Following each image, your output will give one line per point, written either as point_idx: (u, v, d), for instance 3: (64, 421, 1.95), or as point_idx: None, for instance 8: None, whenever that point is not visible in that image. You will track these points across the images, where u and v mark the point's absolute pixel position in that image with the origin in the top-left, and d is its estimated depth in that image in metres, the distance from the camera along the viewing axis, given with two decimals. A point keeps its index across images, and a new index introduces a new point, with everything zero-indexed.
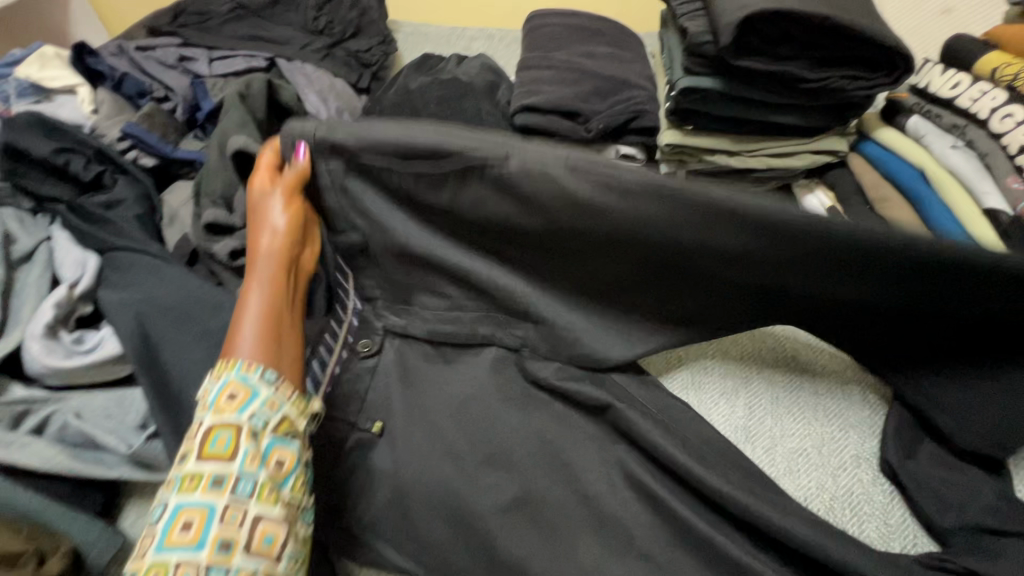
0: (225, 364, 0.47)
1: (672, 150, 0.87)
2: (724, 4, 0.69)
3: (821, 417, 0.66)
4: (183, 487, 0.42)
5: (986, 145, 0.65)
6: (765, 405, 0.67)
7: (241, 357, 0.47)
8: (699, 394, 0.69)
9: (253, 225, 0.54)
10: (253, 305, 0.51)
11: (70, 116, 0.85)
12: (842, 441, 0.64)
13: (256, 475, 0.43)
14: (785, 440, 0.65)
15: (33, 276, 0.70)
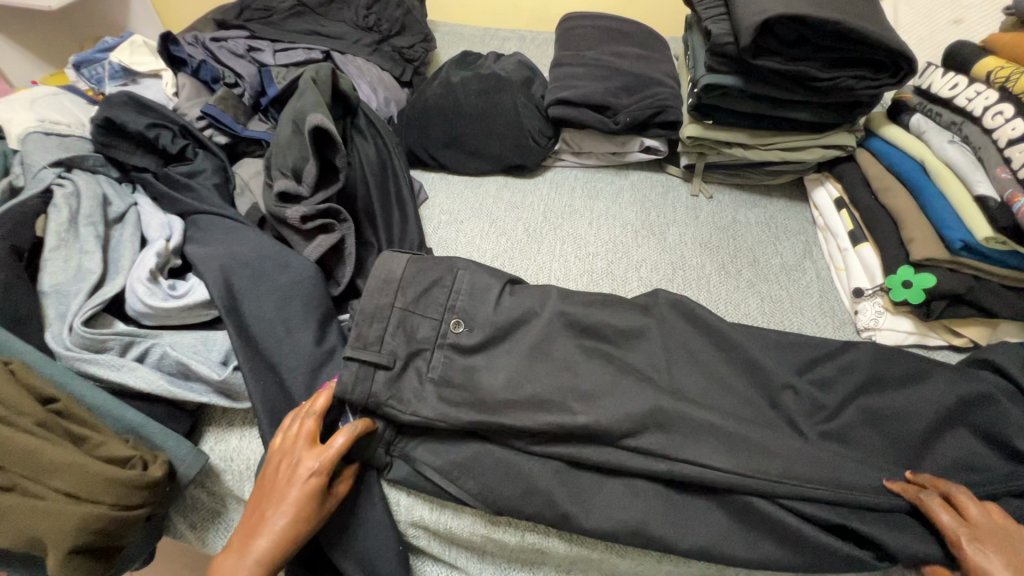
0: None
1: (693, 143, 0.95)
2: (745, 9, 0.76)
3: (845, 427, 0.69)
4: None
5: (979, 140, 0.72)
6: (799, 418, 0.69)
7: None
8: None
9: (274, 491, 0.58)
10: None
11: (155, 97, 0.95)
12: None
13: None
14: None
15: (126, 234, 0.79)
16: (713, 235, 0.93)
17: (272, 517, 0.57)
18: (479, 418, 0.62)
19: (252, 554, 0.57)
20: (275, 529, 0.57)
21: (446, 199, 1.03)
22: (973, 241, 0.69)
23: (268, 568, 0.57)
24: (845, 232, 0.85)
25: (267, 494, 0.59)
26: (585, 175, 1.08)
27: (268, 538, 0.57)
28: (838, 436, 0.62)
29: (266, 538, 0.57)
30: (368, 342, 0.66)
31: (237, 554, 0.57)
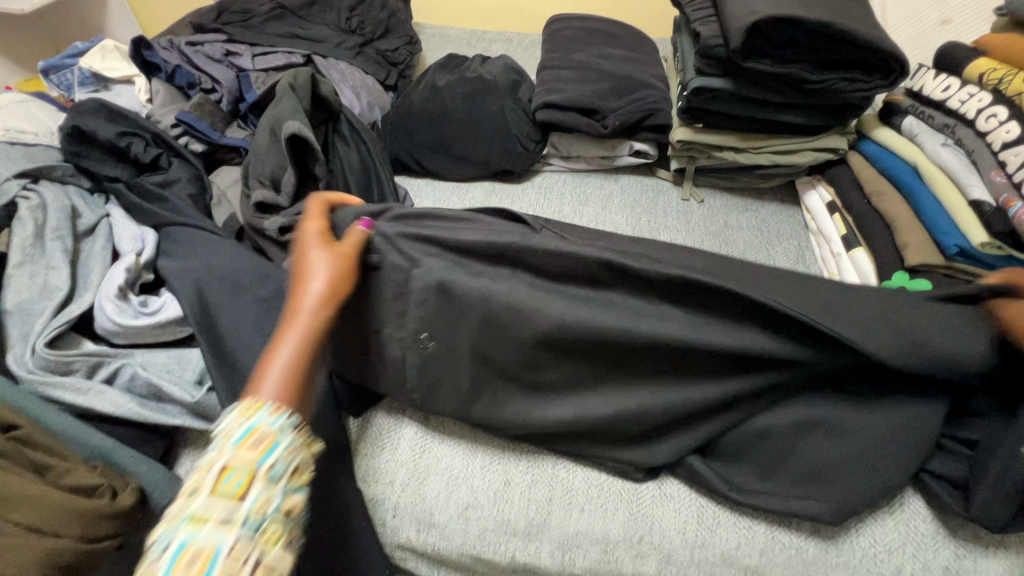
0: (253, 405, 0.46)
1: (683, 146, 0.93)
2: (733, 10, 0.75)
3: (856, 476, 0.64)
4: (248, 409, 0.46)
5: (973, 143, 0.70)
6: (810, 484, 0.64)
7: (267, 400, 0.47)
8: None
9: (298, 280, 0.55)
10: (283, 353, 0.50)
11: (127, 104, 0.92)
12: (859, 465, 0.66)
13: (283, 420, 0.46)
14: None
15: (97, 247, 0.76)
16: (704, 240, 0.92)
17: (301, 284, 0.54)
18: None
19: (298, 311, 0.52)
20: (309, 301, 0.53)
21: (432, 206, 1.00)
22: (969, 246, 0.68)
23: (321, 324, 0.53)
24: (838, 237, 0.83)
25: (291, 282, 0.54)
26: (574, 179, 1.05)
27: (307, 299, 0.53)
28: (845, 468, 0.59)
29: (309, 296, 0.53)
30: None
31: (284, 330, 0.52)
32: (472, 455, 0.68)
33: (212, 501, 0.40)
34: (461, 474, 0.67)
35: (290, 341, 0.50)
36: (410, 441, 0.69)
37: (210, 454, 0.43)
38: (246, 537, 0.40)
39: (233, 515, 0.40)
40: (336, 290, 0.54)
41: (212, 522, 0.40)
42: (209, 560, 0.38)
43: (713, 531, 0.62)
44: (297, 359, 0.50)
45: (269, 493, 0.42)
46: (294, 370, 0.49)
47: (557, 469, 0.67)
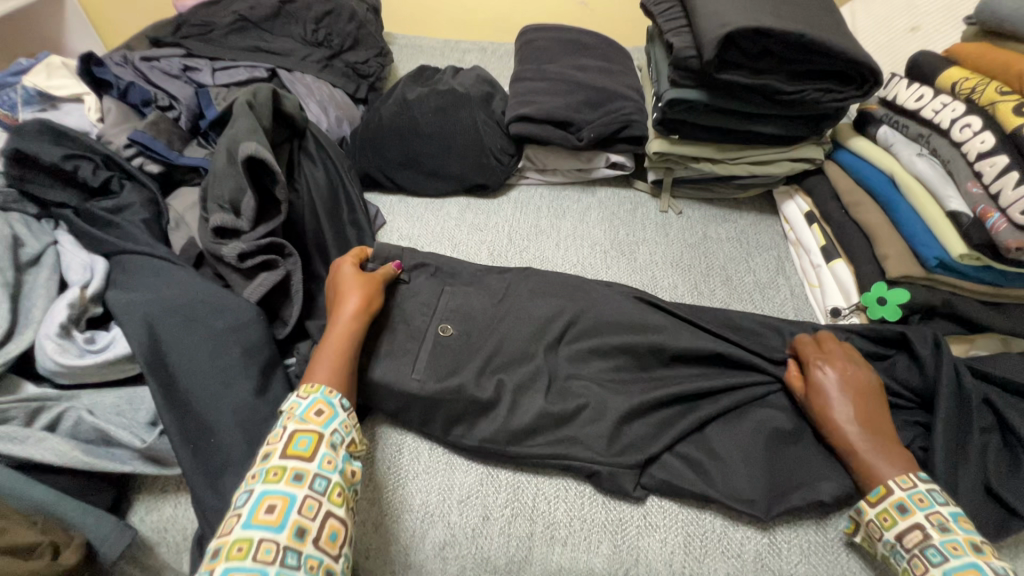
0: (310, 388, 0.58)
1: (659, 158, 0.91)
2: (705, 21, 0.73)
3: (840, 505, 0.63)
4: (308, 390, 0.57)
5: (947, 152, 0.70)
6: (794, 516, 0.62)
7: (322, 384, 0.58)
8: (706, 445, 0.65)
9: (338, 296, 0.67)
10: (330, 350, 0.62)
11: (76, 124, 0.87)
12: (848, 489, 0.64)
13: (337, 400, 0.57)
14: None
15: (42, 277, 0.71)
16: (684, 252, 0.90)
17: (342, 300, 0.66)
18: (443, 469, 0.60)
19: (339, 318, 0.65)
20: (352, 305, 0.66)
21: (405, 223, 0.97)
22: (948, 258, 0.67)
23: (357, 328, 0.65)
24: (818, 247, 0.82)
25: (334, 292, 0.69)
26: (551, 193, 1.03)
27: (346, 309, 0.65)
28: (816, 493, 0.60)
29: (346, 312, 0.65)
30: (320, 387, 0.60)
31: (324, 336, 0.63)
32: (448, 490, 0.65)
33: (290, 459, 0.51)
34: (437, 510, 0.63)
35: (335, 339, 0.63)
36: (381, 477, 0.66)
37: (281, 425, 0.54)
38: (314, 490, 0.50)
39: (302, 474, 0.50)
40: (374, 299, 0.68)
41: (287, 478, 0.50)
42: (293, 499, 0.49)
43: (701, 561, 0.60)
44: (340, 357, 0.61)
45: (327, 458, 0.52)
46: (340, 364, 0.61)
47: (538, 501, 0.64)
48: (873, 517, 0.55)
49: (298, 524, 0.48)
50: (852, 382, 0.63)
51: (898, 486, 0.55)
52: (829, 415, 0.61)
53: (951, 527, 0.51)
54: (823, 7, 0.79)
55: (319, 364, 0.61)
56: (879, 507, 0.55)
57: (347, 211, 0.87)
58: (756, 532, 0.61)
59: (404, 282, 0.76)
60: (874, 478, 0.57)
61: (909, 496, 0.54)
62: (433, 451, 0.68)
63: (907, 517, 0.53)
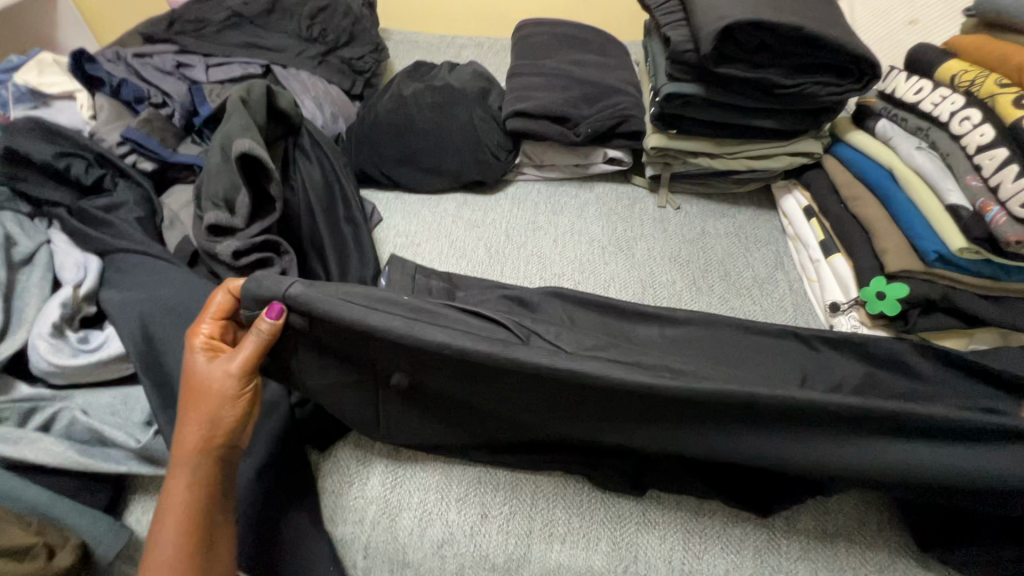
0: None
1: (657, 153, 0.91)
2: (703, 15, 0.73)
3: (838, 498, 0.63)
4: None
5: (947, 146, 0.69)
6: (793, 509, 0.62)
7: None
8: None
9: (189, 402, 0.55)
10: (176, 499, 0.54)
11: (69, 122, 0.86)
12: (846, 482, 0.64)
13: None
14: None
15: (35, 277, 0.70)
16: (682, 248, 0.90)
17: (177, 421, 0.55)
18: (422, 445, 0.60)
19: (181, 442, 0.55)
20: (197, 429, 0.55)
21: (401, 219, 0.96)
22: (948, 252, 0.66)
23: (196, 456, 0.55)
24: (816, 242, 0.82)
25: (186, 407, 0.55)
26: (548, 189, 1.02)
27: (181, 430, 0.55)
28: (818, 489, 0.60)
29: (221, 377, 0.55)
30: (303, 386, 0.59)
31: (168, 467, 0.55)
32: (446, 488, 0.64)
33: None
34: (435, 507, 0.63)
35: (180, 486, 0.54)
36: (379, 474, 0.65)
37: None
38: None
39: None
40: (188, 425, 0.54)
41: None
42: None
43: (700, 557, 0.60)
44: (186, 505, 0.54)
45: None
46: (180, 517, 0.53)
47: (536, 498, 0.64)
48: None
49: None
50: None
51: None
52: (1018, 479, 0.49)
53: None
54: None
55: (156, 542, 0.53)
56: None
57: (343, 207, 0.86)
58: (754, 528, 0.61)
59: None
60: None
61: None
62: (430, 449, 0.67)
63: None
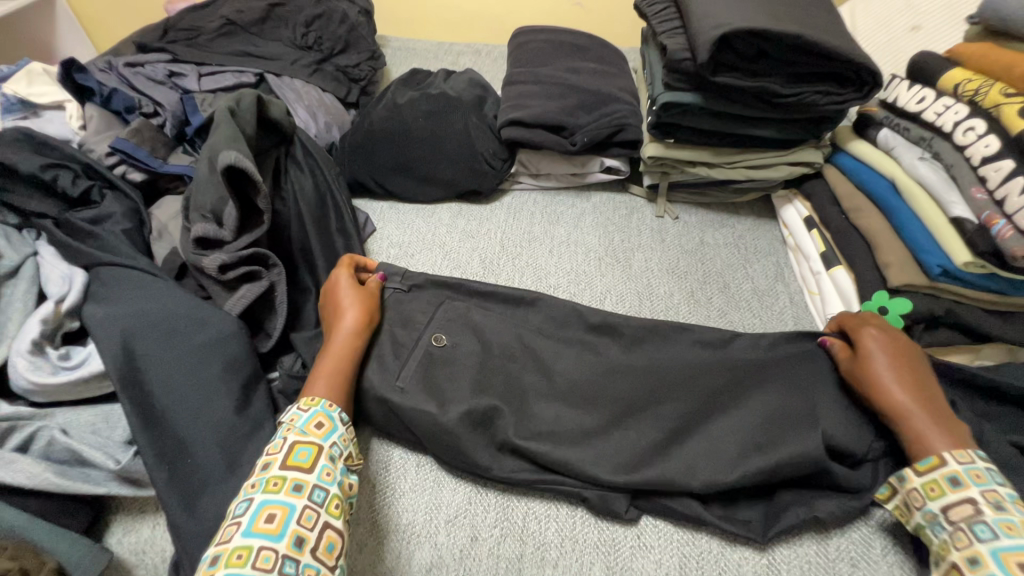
0: (292, 425, 0.55)
1: (655, 162, 0.89)
2: (699, 23, 0.71)
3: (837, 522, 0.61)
4: (308, 404, 0.57)
5: (951, 157, 0.67)
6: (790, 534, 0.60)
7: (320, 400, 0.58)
8: None
9: (337, 306, 0.68)
10: (324, 372, 0.61)
11: (58, 131, 0.85)
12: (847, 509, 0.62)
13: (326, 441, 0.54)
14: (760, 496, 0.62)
15: (19, 291, 0.69)
16: (680, 259, 0.88)
17: (342, 313, 0.66)
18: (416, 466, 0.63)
19: (338, 333, 0.65)
20: (346, 334, 0.65)
21: (395, 230, 0.95)
22: (952, 266, 0.64)
23: (355, 346, 0.65)
24: (818, 254, 0.80)
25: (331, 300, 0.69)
26: (545, 198, 1.01)
27: (346, 324, 0.65)
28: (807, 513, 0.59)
29: (345, 329, 0.65)
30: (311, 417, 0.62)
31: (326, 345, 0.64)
32: (436, 509, 0.63)
33: (290, 469, 0.50)
34: (424, 530, 0.61)
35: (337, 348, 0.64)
36: (367, 495, 0.63)
37: (280, 436, 0.53)
38: (312, 501, 0.49)
39: (301, 486, 0.50)
40: (352, 317, 0.66)
41: (287, 489, 0.49)
42: (292, 509, 0.48)
43: None
44: (335, 379, 0.61)
45: (326, 467, 0.52)
46: (334, 386, 0.60)
47: (528, 521, 0.62)
48: (917, 484, 0.54)
49: (296, 533, 0.47)
50: (905, 353, 0.61)
51: (953, 458, 0.53)
52: (876, 386, 0.59)
53: (1009, 506, 0.49)
54: (821, 7, 0.77)
55: (311, 386, 0.60)
56: (927, 478, 0.53)
57: (336, 219, 0.85)
58: (753, 553, 0.59)
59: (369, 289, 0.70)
60: (928, 448, 0.55)
61: (964, 469, 0.52)
62: (420, 469, 0.66)
63: (961, 490, 0.51)
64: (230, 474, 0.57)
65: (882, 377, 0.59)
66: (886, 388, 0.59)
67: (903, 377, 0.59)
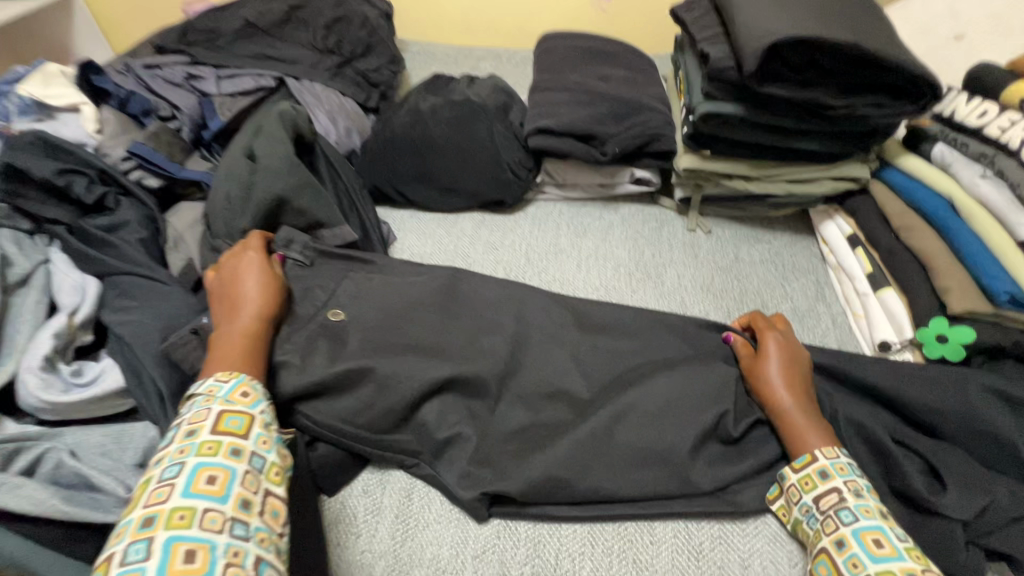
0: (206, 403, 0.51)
1: (690, 175, 0.85)
2: (748, 30, 0.67)
3: None
4: (227, 384, 0.53)
5: (1017, 176, 0.63)
6: None
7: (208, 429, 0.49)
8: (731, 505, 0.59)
9: (229, 298, 0.61)
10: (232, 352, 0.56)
11: (73, 134, 0.83)
12: None
13: (252, 438, 0.50)
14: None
15: (29, 301, 0.65)
16: (715, 276, 0.84)
17: (239, 291, 0.62)
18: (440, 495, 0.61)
19: (240, 314, 0.60)
20: (245, 303, 0.61)
21: (416, 241, 0.91)
22: (1021, 293, 0.60)
23: (258, 329, 0.60)
24: (864, 275, 0.75)
25: (227, 289, 0.63)
26: (571, 209, 0.97)
27: (248, 299, 0.61)
28: None
29: (246, 297, 0.61)
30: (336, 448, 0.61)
31: (225, 319, 0.60)
32: (463, 543, 0.59)
33: (196, 498, 0.44)
34: (450, 566, 0.57)
35: (236, 341, 0.57)
36: (389, 526, 0.60)
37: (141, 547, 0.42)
38: (252, 468, 0.48)
39: (216, 516, 0.44)
40: (264, 292, 0.62)
41: (199, 521, 0.43)
42: (215, 547, 0.42)
43: None
44: (251, 355, 0.57)
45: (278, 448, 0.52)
46: (247, 365, 0.56)
47: (561, 557, 0.58)
48: (795, 482, 0.57)
49: (227, 572, 0.41)
50: (794, 358, 0.64)
51: (824, 455, 0.57)
52: (768, 386, 0.62)
53: (865, 493, 0.53)
54: (873, 14, 0.73)
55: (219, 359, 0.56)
56: (802, 474, 0.57)
57: (370, 232, 0.85)
58: None
59: (396, 309, 0.68)
60: (801, 443, 0.58)
61: (833, 464, 0.56)
62: (445, 499, 0.62)
63: (905, 565, 0.47)
64: None
65: (772, 375, 0.62)
66: (771, 386, 0.62)
67: (791, 378, 0.62)
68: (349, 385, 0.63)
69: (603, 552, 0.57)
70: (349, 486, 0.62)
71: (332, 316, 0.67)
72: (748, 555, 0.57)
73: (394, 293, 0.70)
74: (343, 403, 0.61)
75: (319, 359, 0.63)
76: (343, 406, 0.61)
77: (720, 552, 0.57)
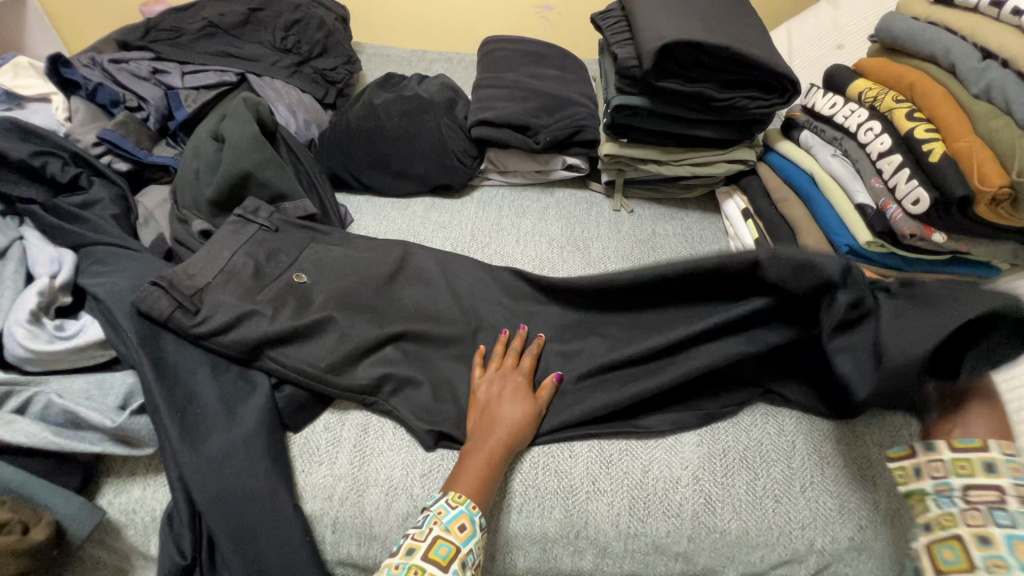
0: (456, 498, 0.60)
1: (611, 160, 0.98)
2: (645, 34, 0.81)
3: (766, 466, 0.69)
4: (456, 497, 0.60)
5: (856, 153, 0.79)
6: (721, 470, 0.69)
7: (466, 497, 0.60)
8: (634, 425, 0.72)
9: (486, 424, 0.67)
10: (477, 467, 0.62)
11: (43, 123, 0.89)
12: (773, 457, 0.70)
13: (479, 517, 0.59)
14: (697, 445, 0.71)
15: (9, 269, 0.71)
16: (634, 247, 0.97)
17: (495, 420, 0.67)
18: (390, 428, 0.71)
19: (499, 424, 0.66)
20: (507, 426, 0.66)
21: (371, 221, 1.01)
22: (858, 245, 0.77)
23: (506, 447, 0.65)
24: (752, 241, 0.90)
25: (478, 424, 0.67)
26: (511, 193, 1.09)
27: (507, 419, 0.67)
28: (727, 463, 0.69)
29: (506, 421, 0.67)
30: (298, 390, 0.70)
31: (478, 441, 0.65)
32: (412, 464, 0.68)
33: (428, 562, 0.55)
34: (400, 484, 0.67)
35: (478, 471, 0.62)
36: (348, 454, 0.69)
37: (426, 524, 0.58)
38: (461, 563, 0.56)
39: (413, 549, 0.56)
40: (522, 414, 0.67)
41: (403, 553, 0.56)
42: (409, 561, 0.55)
43: (644, 521, 0.66)
44: (486, 473, 0.63)
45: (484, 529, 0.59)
46: (484, 480, 0.62)
47: None
48: (948, 457, 0.54)
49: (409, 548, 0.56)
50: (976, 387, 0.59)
51: (998, 448, 0.53)
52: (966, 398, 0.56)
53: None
54: (750, 23, 0.88)
55: (464, 474, 0.62)
56: (961, 454, 0.54)
57: (330, 212, 0.94)
58: (693, 494, 0.67)
59: (353, 275, 0.78)
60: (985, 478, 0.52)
61: (1006, 460, 0.52)
62: (397, 431, 0.71)
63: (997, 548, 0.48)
64: (231, 422, 0.64)
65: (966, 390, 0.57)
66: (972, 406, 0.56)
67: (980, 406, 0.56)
68: (309, 336, 0.71)
69: (530, 467, 0.68)
70: (312, 424, 0.71)
71: (297, 278, 0.76)
72: (648, 462, 0.69)
73: (351, 262, 0.80)
74: (305, 350, 0.70)
75: (283, 312, 0.72)
76: (304, 353, 0.70)
77: (626, 461, 0.69)
